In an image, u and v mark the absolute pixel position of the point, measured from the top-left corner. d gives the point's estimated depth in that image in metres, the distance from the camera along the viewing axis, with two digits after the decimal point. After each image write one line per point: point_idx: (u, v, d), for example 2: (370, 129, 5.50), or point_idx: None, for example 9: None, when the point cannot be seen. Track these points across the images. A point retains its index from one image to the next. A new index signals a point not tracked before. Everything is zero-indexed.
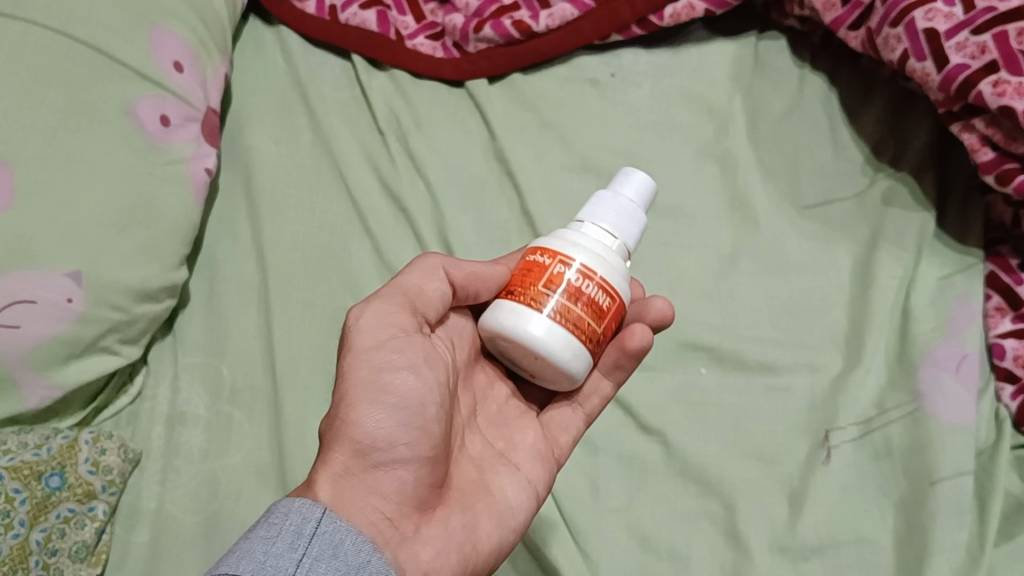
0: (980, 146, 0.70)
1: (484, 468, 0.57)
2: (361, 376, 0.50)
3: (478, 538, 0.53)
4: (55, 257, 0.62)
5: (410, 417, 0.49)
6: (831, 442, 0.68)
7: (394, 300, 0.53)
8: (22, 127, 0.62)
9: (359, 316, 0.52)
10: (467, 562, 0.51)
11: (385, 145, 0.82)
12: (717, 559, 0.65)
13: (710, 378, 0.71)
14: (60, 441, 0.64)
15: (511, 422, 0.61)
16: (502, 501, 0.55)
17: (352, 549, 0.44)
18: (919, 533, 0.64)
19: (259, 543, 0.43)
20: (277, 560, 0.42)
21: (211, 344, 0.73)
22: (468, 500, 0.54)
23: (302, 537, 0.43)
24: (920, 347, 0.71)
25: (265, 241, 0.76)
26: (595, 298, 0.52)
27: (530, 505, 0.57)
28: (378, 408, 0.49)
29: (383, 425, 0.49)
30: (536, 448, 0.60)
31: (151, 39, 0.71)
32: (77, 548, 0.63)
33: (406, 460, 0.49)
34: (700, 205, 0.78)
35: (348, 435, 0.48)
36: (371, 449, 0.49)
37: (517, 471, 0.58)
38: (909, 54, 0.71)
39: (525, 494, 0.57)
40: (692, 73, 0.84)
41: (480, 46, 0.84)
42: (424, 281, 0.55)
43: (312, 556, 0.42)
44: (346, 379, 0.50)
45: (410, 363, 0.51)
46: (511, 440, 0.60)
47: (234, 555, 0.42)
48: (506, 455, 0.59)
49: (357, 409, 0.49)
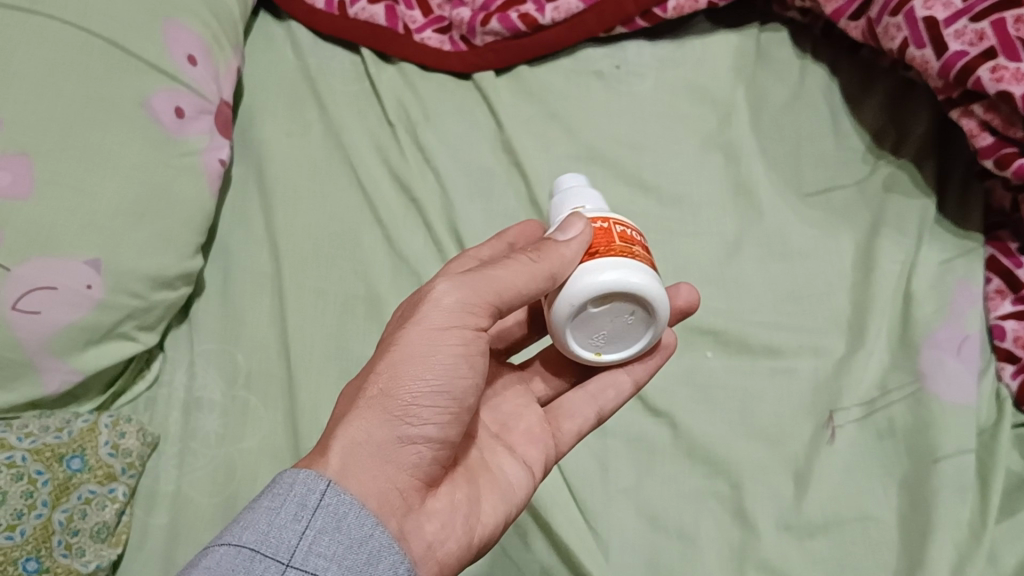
0: (979, 131, 0.72)
1: (484, 448, 0.58)
2: (413, 351, 0.50)
3: (480, 517, 0.54)
4: (75, 245, 0.63)
5: (446, 401, 0.50)
6: (835, 422, 0.69)
7: (479, 288, 0.51)
8: (41, 120, 0.63)
9: (442, 293, 0.51)
10: (469, 538, 0.53)
11: (394, 136, 0.83)
12: (724, 536, 0.66)
13: (715, 361, 0.73)
14: (80, 424, 0.66)
15: (509, 410, 0.62)
16: (503, 481, 0.57)
17: (355, 523, 0.44)
18: (922, 510, 0.65)
19: (264, 513, 0.44)
20: (281, 531, 0.43)
21: (226, 331, 0.74)
22: (472, 477, 0.56)
23: (307, 509, 0.44)
24: (921, 329, 0.72)
25: (278, 230, 0.77)
26: (633, 236, 0.54)
27: (528, 487, 0.58)
28: (419, 384, 0.49)
29: (422, 401, 0.49)
30: (532, 432, 0.61)
31: (164, 33, 0.72)
32: (99, 528, 0.64)
33: (432, 438, 0.50)
34: (704, 194, 0.80)
35: (386, 403, 0.48)
36: (403, 421, 0.49)
37: (516, 453, 0.59)
38: (909, 42, 0.73)
39: (523, 477, 0.58)
40: (695, 64, 0.86)
41: (487, 39, 0.86)
42: (524, 283, 0.51)
43: (315, 529, 0.43)
44: (399, 350, 0.50)
45: (463, 352, 0.51)
46: (507, 425, 0.61)
47: (240, 524, 0.44)
48: (503, 438, 0.60)
49: (402, 382, 0.49)
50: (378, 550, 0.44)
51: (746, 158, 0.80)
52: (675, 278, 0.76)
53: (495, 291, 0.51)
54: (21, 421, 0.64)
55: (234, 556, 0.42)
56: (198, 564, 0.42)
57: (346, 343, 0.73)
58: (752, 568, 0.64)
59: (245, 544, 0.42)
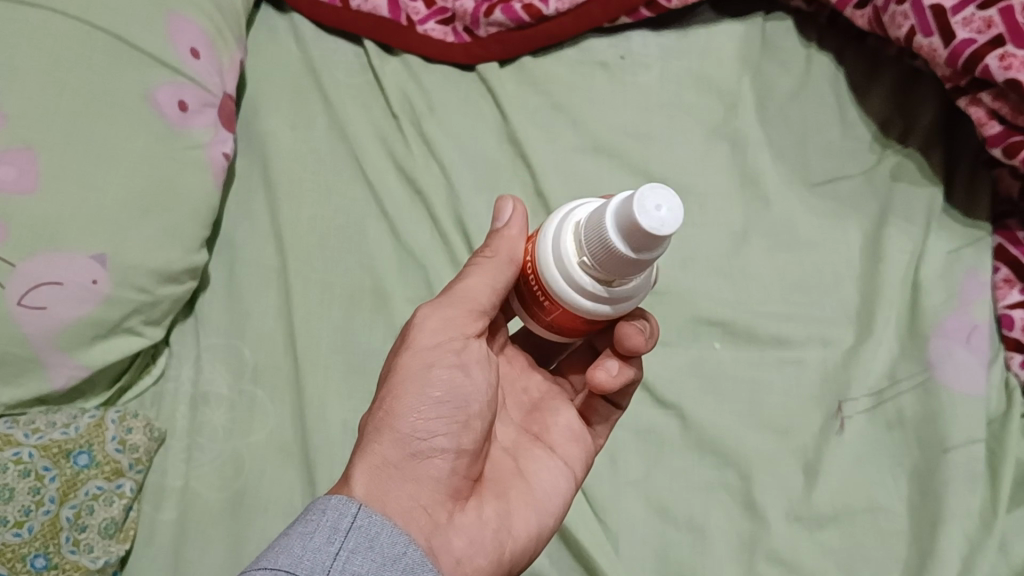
0: (987, 120, 0.71)
1: (520, 454, 0.58)
2: (412, 372, 0.51)
3: (512, 529, 0.54)
4: (80, 239, 0.63)
5: (450, 411, 0.51)
6: (845, 412, 0.69)
7: (455, 303, 0.54)
8: (46, 114, 0.62)
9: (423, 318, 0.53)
10: (500, 552, 0.52)
11: (399, 128, 0.83)
12: (734, 528, 0.66)
13: (723, 352, 0.73)
14: (87, 420, 0.65)
15: (546, 406, 0.62)
16: (538, 488, 0.57)
17: (387, 542, 0.44)
18: (931, 501, 0.65)
19: (297, 538, 0.43)
20: (316, 552, 0.42)
21: (232, 325, 0.74)
22: (502, 491, 0.55)
23: (339, 531, 0.43)
24: (930, 318, 0.72)
25: (283, 223, 0.77)
26: (536, 291, 0.51)
27: (567, 490, 0.58)
28: (423, 402, 0.50)
29: (425, 417, 0.50)
30: (573, 431, 0.61)
31: (167, 25, 0.71)
32: (107, 524, 0.63)
33: (444, 450, 0.50)
34: (712, 183, 0.79)
35: (391, 426, 0.49)
36: (411, 438, 0.49)
37: (554, 455, 0.59)
38: (915, 31, 0.72)
39: (562, 480, 0.58)
40: (701, 54, 0.85)
41: (491, 30, 0.85)
42: (495, 277, 0.53)
43: (348, 549, 0.43)
44: (398, 375, 0.51)
45: (459, 362, 0.52)
46: (546, 426, 0.61)
47: (273, 551, 0.43)
48: (542, 439, 0.60)
49: (402, 401, 0.50)
50: (413, 567, 0.44)
51: (753, 149, 0.80)
52: (683, 269, 0.76)
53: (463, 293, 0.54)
54: (28, 417, 0.63)
55: None
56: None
57: (354, 338, 0.73)
58: (763, 560, 0.65)
59: (281, 566, 0.41)
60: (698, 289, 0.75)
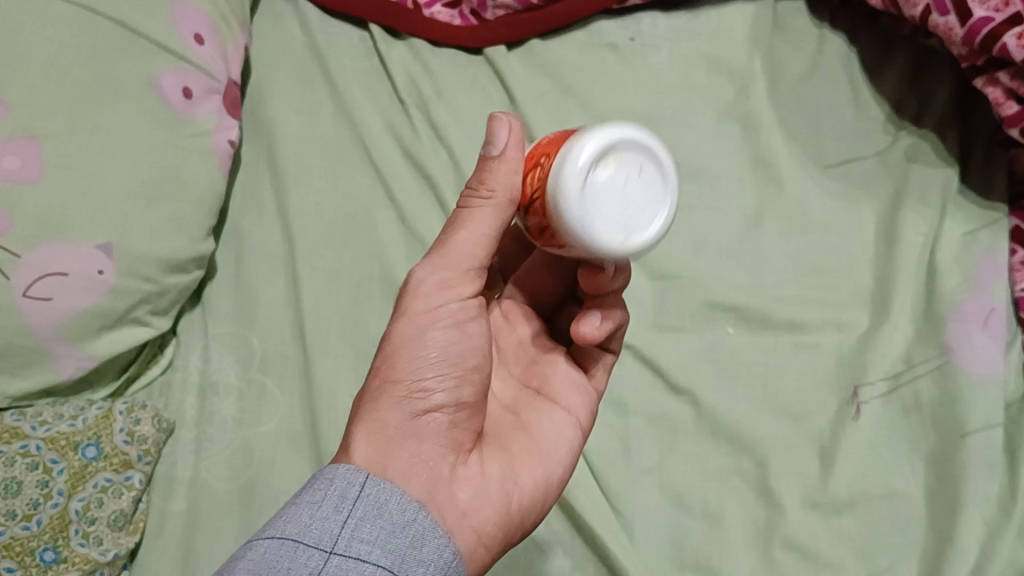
0: (1005, 100, 0.70)
1: (524, 414, 0.58)
2: (408, 333, 0.50)
3: (518, 483, 0.52)
4: (86, 230, 0.62)
5: (449, 367, 0.49)
6: (861, 397, 0.68)
7: (452, 261, 0.51)
8: (48, 102, 0.62)
9: (420, 279, 0.51)
10: (508, 506, 0.51)
11: (406, 114, 0.82)
12: (750, 515, 0.65)
13: (737, 338, 0.71)
14: (95, 411, 0.64)
15: (540, 363, 0.61)
16: (544, 443, 0.56)
17: (397, 508, 0.43)
18: (950, 486, 0.65)
19: (305, 507, 0.43)
20: (323, 522, 0.42)
21: (240, 314, 0.73)
22: (506, 452, 0.54)
23: (347, 500, 0.43)
24: (947, 301, 0.71)
25: (290, 210, 0.76)
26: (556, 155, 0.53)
27: (574, 440, 0.57)
28: (419, 360, 0.49)
29: (423, 373, 0.49)
30: (573, 380, 0.60)
31: (172, 11, 0.70)
32: (116, 516, 0.63)
33: (443, 404, 0.49)
34: (723, 166, 0.78)
35: (389, 385, 0.48)
36: (411, 395, 0.48)
37: (559, 406, 0.59)
38: (932, 9, 0.72)
39: (569, 429, 0.58)
40: (712, 34, 0.84)
41: (498, 12, 0.84)
42: (493, 228, 0.52)
43: (357, 517, 0.42)
44: (394, 340, 0.50)
45: (454, 321, 0.51)
46: (545, 379, 0.60)
47: (282, 518, 0.43)
48: (543, 395, 0.59)
49: (402, 361, 0.49)
50: (422, 534, 0.44)
51: (765, 131, 0.79)
52: (696, 254, 0.75)
53: (466, 250, 0.51)
54: (35, 409, 0.63)
55: (278, 548, 0.41)
56: (241, 559, 0.42)
57: (363, 327, 0.72)
58: (778, 546, 0.64)
59: (288, 536, 0.42)
60: (712, 274, 0.74)
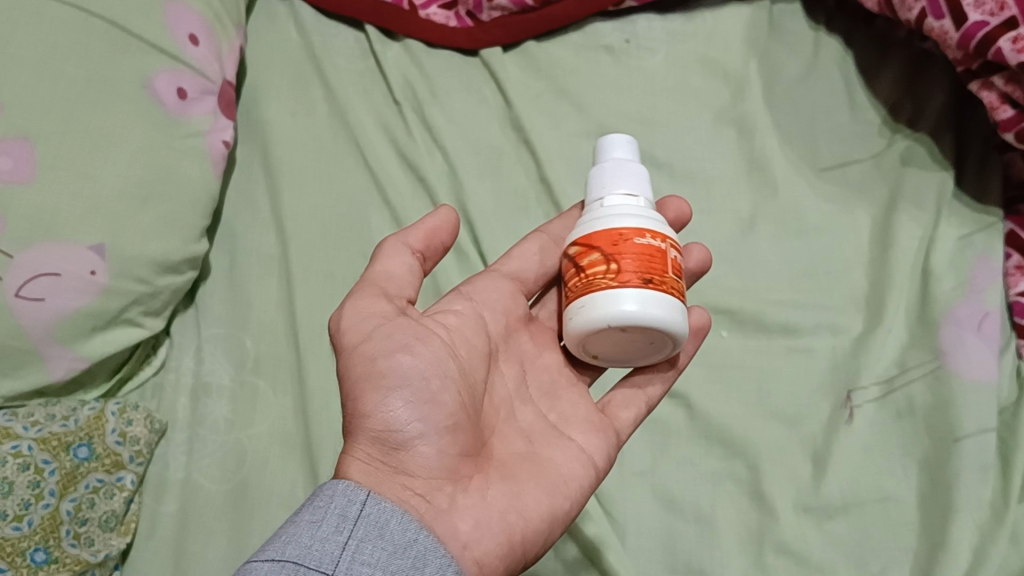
0: (1000, 104, 0.70)
1: (538, 440, 0.56)
2: (360, 369, 0.49)
3: (524, 505, 0.51)
4: (78, 230, 0.62)
5: (414, 394, 0.48)
6: (854, 402, 0.68)
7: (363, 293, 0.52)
8: (41, 102, 0.61)
9: (343, 317, 0.51)
10: (516, 529, 0.50)
11: (401, 115, 0.82)
12: (742, 518, 0.65)
13: (730, 341, 0.72)
14: (87, 413, 0.64)
15: (561, 398, 0.59)
16: (554, 470, 0.54)
17: (398, 529, 0.43)
18: (943, 490, 0.64)
19: (305, 527, 0.42)
20: (324, 543, 0.41)
21: (233, 315, 0.73)
22: (510, 470, 0.52)
23: (347, 520, 0.42)
24: (940, 305, 0.71)
25: (284, 211, 0.76)
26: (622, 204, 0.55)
27: (587, 476, 0.55)
28: (386, 394, 0.48)
29: (392, 406, 0.48)
30: (590, 422, 0.58)
31: (165, 12, 0.70)
32: (107, 517, 0.63)
33: (422, 436, 0.48)
34: (718, 169, 0.78)
35: (362, 426, 0.48)
36: (387, 433, 0.47)
37: (571, 443, 0.56)
38: (927, 13, 0.72)
39: (580, 465, 0.55)
40: (707, 37, 0.84)
41: (494, 14, 0.85)
42: (388, 262, 0.53)
43: (357, 539, 0.42)
44: (354, 381, 0.49)
45: (403, 344, 0.49)
46: (562, 415, 0.58)
47: (281, 538, 0.42)
48: (558, 428, 0.57)
49: (366, 399, 0.48)
50: (424, 554, 0.43)
51: (760, 133, 0.79)
52: None
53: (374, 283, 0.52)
54: (27, 410, 0.62)
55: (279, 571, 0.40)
56: None
57: None
58: (771, 551, 0.63)
59: (288, 558, 0.40)
60: (706, 278, 0.74)
